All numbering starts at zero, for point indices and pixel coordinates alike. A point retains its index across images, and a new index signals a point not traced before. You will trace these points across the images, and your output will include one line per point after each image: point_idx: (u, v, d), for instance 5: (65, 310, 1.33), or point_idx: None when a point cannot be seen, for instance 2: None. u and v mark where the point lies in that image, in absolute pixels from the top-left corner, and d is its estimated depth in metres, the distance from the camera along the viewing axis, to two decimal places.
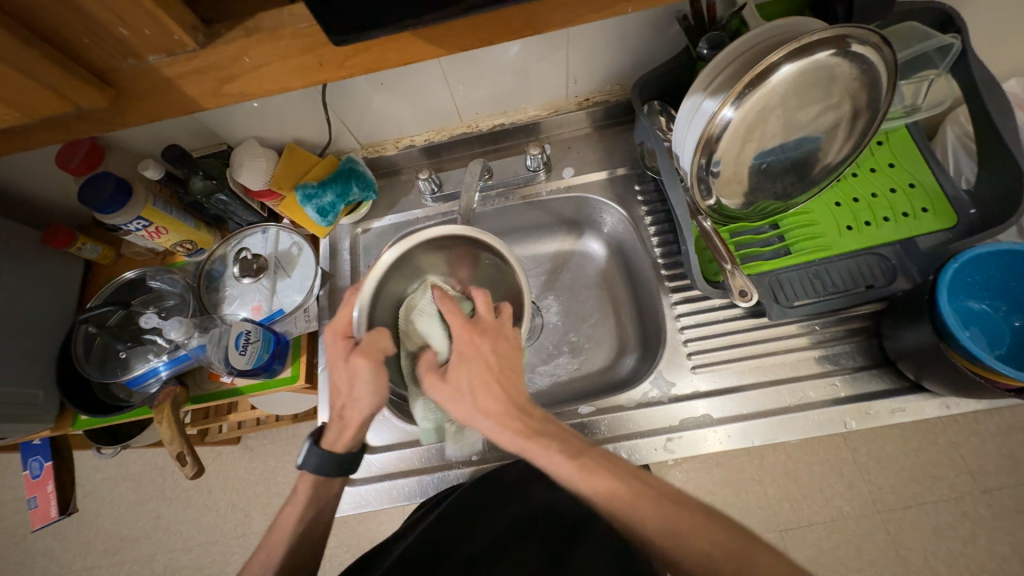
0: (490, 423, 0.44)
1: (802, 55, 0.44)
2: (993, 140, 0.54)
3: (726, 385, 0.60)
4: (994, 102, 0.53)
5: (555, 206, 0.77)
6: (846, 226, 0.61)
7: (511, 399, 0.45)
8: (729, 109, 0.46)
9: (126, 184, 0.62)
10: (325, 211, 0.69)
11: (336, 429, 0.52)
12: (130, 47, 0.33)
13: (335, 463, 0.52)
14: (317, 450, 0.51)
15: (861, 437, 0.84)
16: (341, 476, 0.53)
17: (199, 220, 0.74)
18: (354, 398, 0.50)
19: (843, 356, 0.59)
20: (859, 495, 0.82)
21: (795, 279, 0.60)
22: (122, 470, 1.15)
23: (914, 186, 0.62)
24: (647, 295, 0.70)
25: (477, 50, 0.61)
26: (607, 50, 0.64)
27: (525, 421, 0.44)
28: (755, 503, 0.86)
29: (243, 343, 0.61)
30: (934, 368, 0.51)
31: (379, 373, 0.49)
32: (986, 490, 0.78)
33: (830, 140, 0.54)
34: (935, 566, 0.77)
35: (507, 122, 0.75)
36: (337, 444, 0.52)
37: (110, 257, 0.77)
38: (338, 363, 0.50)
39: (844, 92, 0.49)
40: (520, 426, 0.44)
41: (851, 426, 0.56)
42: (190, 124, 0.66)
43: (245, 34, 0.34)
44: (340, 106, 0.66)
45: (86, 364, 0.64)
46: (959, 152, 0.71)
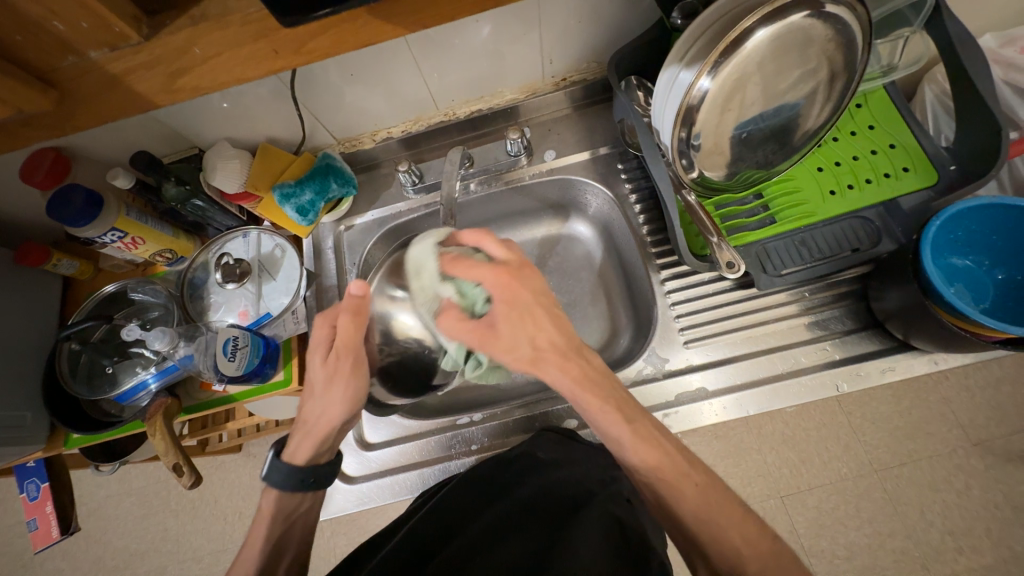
0: (557, 372, 0.44)
1: (776, 18, 0.43)
2: (970, 94, 0.54)
3: (720, 358, 0.60)
4: (969, 57, 0.53)
5: (539, 190, 0.76)
6: (830, 191, 0.61)
7: (568, 339, 0.46)
8: (706, 79, 0.46)
9: (95, 195, 0.60)
10: (304, 210, 0.68)
11: (301, 443, 0.54)
12: (71, 43, 0.32)
13: (297, 475, 0.52)
14: (302, 467, 0.53)
15: (855, 400, 0.85)
16: (305, 491, 0.53)
17: (177, 227, 0.72)
18: (353, 416, 0.55)
19: (833, 321, 0.60)
20: (856, 456, 0.83)
21: (782, 248, 0.60)
22: (124, 485, 1.15)
23: (895, 147, 0.61)
24: (637, 273, 0.70)
25: (447, 34, 0.59)
26: (581, 26, 0.62)
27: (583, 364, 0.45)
28: (756, 471, 0.87)
29: (231, 349, 0.59)
30: (920, 326, 0.52)
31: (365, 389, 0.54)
32: (978, 442, 0.81)
33: (809, 105, 0.53)
34: (932, 519, 0.79)
35: (484, 107, 0.74)
36: (297, 455, 0.54)
37: (89, 272, 0.75)
38: (340, 387, 0.52)
39: (821, 55, 0.48)
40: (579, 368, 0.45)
41: (843, 389, 0.57)
42: (157, 129, 0.64)
43: (191, 24, 0.33)
44: (312, 101, 0.65)
45: (73, 383, 0.63)
46: (936, 113, 0.71)
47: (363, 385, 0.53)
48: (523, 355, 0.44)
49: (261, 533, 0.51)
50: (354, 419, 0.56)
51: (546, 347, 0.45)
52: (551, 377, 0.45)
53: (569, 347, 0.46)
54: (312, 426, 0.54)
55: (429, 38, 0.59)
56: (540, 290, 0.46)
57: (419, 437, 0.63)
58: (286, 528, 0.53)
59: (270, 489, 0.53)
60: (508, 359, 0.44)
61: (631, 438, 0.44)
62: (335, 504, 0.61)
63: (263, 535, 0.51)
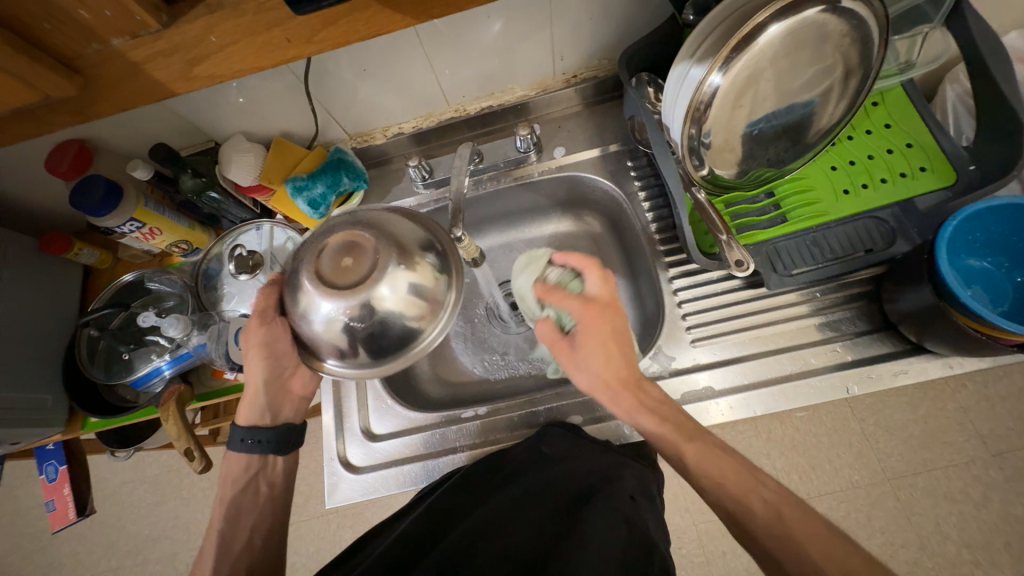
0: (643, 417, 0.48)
1: (790, 13, 0.43)
2: (992, 91, 0.52)
3: (727, 357, 0.60)
4: (992, 53, 0.51)
5: (548, 187, 0.76)
6: (843, 190, 0.60)
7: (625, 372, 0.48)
8: (717, 75, 0.46)
9: (116, 186, 0.62)
10: (316, 203, 0.69)
11: (242, 406, 0.59)
12: (94, 31, 0.33)
13: (241, 435, 0.56)
14: (243, 426, 0.57)
15: (868, 406, 0.84)
16: (251, 452, 0.56)
17: (192, 219, 0.74)
18: (280, 369, 0.59)
19: (844, 322, 0.59)
20: (868, 464, 0.82)
21: (793, 248, 0.59)
22: (139, 472, 1.18)
23: (912, 146, 0.60)
24: (645, 271, 0.69)
25: (458, 29, 0.59)
26: (592, 21, 0.62)
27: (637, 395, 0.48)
28: (765, 476, 0.86)
29: (242, 339, 0.62)
30: (936, 328, 0.51)
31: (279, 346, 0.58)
32: (998, 453, 0.78)
33: (824, 103, 0.52)
34: (947, 531, 0.77)
35: (495, 104, 0.74)
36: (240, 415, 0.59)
37: (108, 261, 0.77)
38: (254, 341, 0.57)
39: (836, 51, 0.47)
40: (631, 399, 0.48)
41: (853, 391, 0.56)
42: (176, 121, 0.66)
43: (209, 12, 0.34)
44: (325, 97, 0.66)
45: (91, 367, 0.65)
46: (958, 113, 0.69)
47: (277, 336, 0.57)
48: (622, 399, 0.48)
49: (220, 495, 0.56)
50: (286, 374, 0.60)
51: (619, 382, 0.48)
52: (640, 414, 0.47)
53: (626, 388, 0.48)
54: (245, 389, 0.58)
55: (440, 34, 0.59)
56: (614, 333, 0.48)
57: (425, 429, 0.64)
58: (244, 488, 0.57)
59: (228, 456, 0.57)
60: (586, 375, 0.49)
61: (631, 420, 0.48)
62: (339, 493, 0.61)
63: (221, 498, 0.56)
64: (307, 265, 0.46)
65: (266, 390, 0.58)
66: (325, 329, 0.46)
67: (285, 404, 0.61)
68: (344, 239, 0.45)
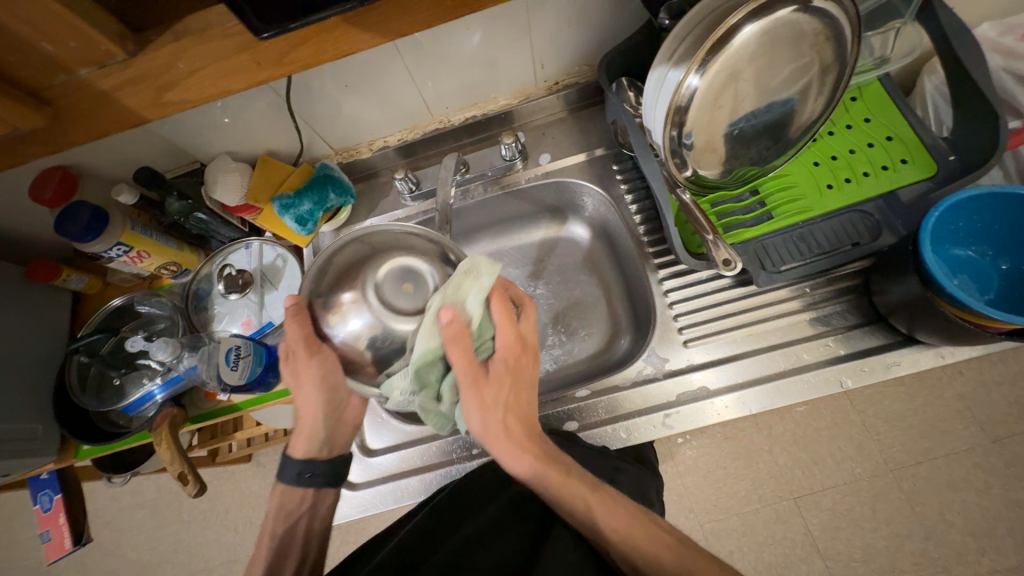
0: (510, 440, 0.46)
1: (761, 14, 0.43)
2: (967, 82, 0.53)
3: (721, 356, 0.60)
4: (963, 45, 0.52)
5: (536, 193, 0.76)
6: (827, 185, 0.61)
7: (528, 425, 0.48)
8: (694, 77, 0.46)
9: (101, 210, 0.62)
10: (303, 219, 0.69)
11: (297, 437, 0.56)
12: (62, 63, 0.33)
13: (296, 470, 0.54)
14: (299, 459, 0.55)
15: (866, 398, 0.84)
16: (305, 485, 0.55)
17: (181, 240, 0.74)
18: (334, 397, 0.54)
19: (835, 316, 0.59)
20: (869, 456, 0.82)
21: (780, 244, 0.60)
22: (137, 497, 1.16)
23: (892, 139, 0.61)
24: (635, 273, 0.70)
25: (437, 41, 0.60)
26: (571, 29, 0.63)
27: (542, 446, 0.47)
28: (768, 473, 0.86)
29: (233, 358, 0.60)
30: (925, 319, 0.51)
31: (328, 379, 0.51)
32: (996, 439, 0.78)
33: (802, 100, 0.53)
34: (952, 520, 0.77)
35: (479, 113, 0.74)
36: (295, 449, 0.56)
37: (98, 286, 0.77)
38: (305, 372, 0.50)
39: (811, 48, 0.48)
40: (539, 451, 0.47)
41: (847, 385, 0.56)
42: (160, 144, 0.66)
43: (174, 39, 0.34)
44: (309, 113, 0.66)
45: (82, 395, 0.65)
46: (936, 104, 0.70)
47: (328, 370, 0.48)
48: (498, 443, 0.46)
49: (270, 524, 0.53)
50: (343, 403, 0.57)
51: (512, 422, 0.47)
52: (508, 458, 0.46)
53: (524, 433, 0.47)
54: (300, 420, 0.55)
55: (420, 48, 0.60)
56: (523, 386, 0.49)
57: (422, 442, 0.63)
58: (291, 524, 0.54)
59: (277, 489, 0.55)
60: (478, 413, 0.45)
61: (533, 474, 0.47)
62: (337, 511, 0.61)
63: (269, 534, 0.53)
64: (345, 275, 0.45)
65: (323, 423, 0.55)
66: (353, 342, 0.43)
67: (342, 432, 0.58)
68: (400, 266, 0.45)
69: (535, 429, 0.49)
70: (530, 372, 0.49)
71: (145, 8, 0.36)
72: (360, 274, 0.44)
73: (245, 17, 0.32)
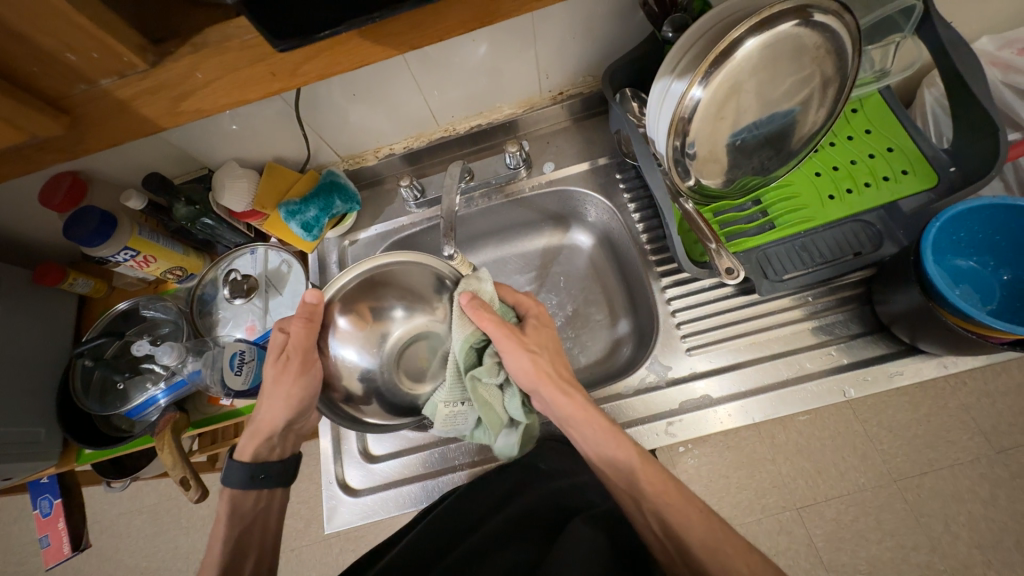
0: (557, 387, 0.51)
1: (764, 28, 0.44)
2: (967, 95, 0.54)
3: (723, 364, 0.60)
4: (962, 59, 0.53)
5: (539, 201, 0.77)
6: (828, 195, 0.61)
7: (568, 373, 0.54)
8: (697, 89, 0.47)
9: (110, 216, 0.63)
10: (309, 225, 0.69)
11: (248, 440, 0.57)
12: (82, 72, 0.34)
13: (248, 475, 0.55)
14: (248, 463, 0.55)
15: (870, 408, 0.84)
16: (257, 489, 0.56)
17: (187, 245, 0.74)
18: (298, 417, 0.57)
19: (838, 325, 0.59)
20: (874, 467, 0.81)
21: (782, 253, 0.60)
22: (136, 503, 1.15)
23: (893, 150, 0.61)
24: (638, 282, 0.70)
25: (445, 52, 0.61)
26: (576, 41, 0.64)
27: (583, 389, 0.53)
28: (771, 483, 0.85)
29: (237, 363, 0.61)
30: (929, 330, 0.51)
31: (308, 394, 0.55)
32: (1001, 450, 0.78)
33: (804, 111, 0.54)
34: (957, 531, 0.76)
35: (484, 122, 0.75)
36: (246, 451, 0.57)
37: (103, 290, 0.77)
38: (287, 386, 0.54)
39: (813, 61, 0.49)
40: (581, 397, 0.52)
41: (850, 394, 0.56)
42: (170, 151, 0.67)
43: (194, 51, 0.35)
44: (316, 121, 0.67)
45: (85, 399, 0.64)
46: (936, 116, 0.71)
47: (311, 390, 0.54)
48: (552, 392, 0.51)
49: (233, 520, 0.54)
50: (300, 421, 0.59)
51: (559, 372, 0.53)
52: (560, 402, 0.51)
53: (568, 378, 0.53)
54: (257, 425, 0.56)
55: (428, 58, 0.61)
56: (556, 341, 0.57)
57: (423, 448, 0.63)
58: (243, 529, 0.54)
59: (225, 492, 0.55)
60: (526, 362, 0.52)
61: (607, 434, 0.48)
62: (338, 518, 0.61)
63: (221, 536, 0.53)
64: (353, 299, 0.54)
65: (281, 434, 0.58)
66: (344, 366, 0.53)
67: (290, 441, 0.61)
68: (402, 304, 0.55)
69: (575, 380, 0.54)
70: (556, 331, 0.58)
71: (162, 19, 0.37)
72: (363, 308, 0.54)
73: (263, 32, 0.32)
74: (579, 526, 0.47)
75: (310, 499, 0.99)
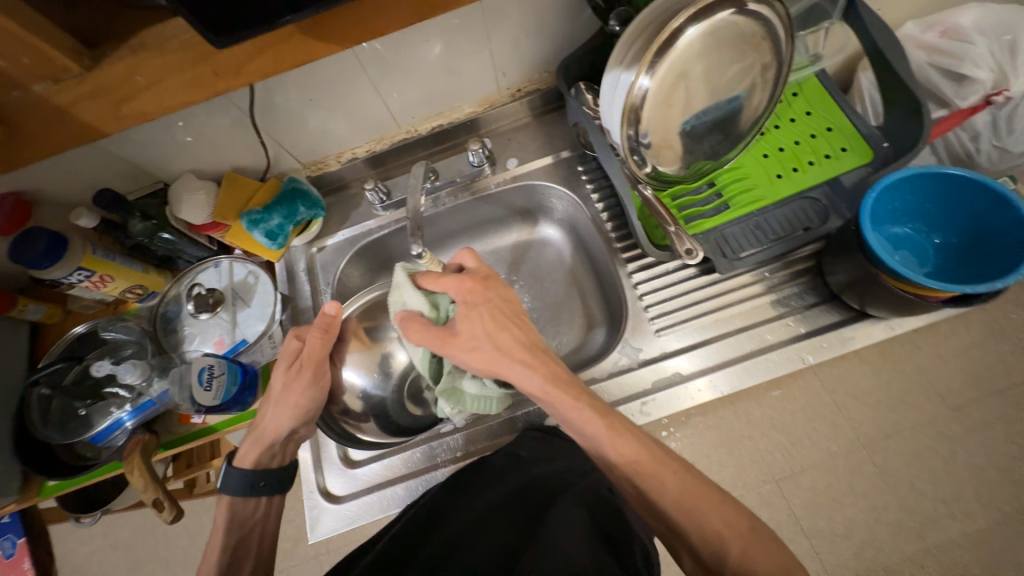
0: (520, 366, 0.49)
1: (702, 18, 0.46)
2: (891, 74, 0.58)
3: (691, 342, 0.62)
4: (885, 41, 0.57)
5: (506, 197, 0.78)
6: (776, 175, 0.65)
7: (526, 339, 0.52)
8: (645, 78, 0.49)
9: (60, 235, 0.60)
10: (274, 234, 0.69)
11: (249, 448, 0.57)
12: (14, 79, 0.33)
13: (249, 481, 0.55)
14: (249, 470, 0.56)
15: (835, 377, 0.88)
16: (257, 495, 0.56)
17: (146, 263, 0.72)
18: (303, 427, 0.59)
19: (794, 297, 0.62)
20: (843, 433, 0.85)
21: (739, 233, 0.63)
22: (109, 539, 1.10)
23: (832, 130, 0.65)
24: (606, 270, 0.72)
25: (400, 53, 0.61)
26: (528, 38, 0.65)
27: (543, 358, 0.51)
28: (750, 458, 0.88)
29: (207, 378, 0.59)
30: (874, 295, 0.55)
31: (312, 400, 0.58)
32: (956, 408, 0.84)
33: (748, 97, 0.56)
34: (922, 488, 0.81)
35: (446, 122, 0.76)
36: (246, 459, 0.57)
37: (58, 315, 0.74)
38: (295, 397, 0.57)
39: (751, 48, 0.51)
40: (546, 369, 0.50)
41: (809, 361, 0.59)
42: (121, 166, 0.65)
43: (131, 52, 0.34)
44: (274, 128, 0.66)
45: (44, 429, 0.61)
46: (872, 100, 0.76)
47: (319, 400, 0.59)
48: (532, 381, 0.49)
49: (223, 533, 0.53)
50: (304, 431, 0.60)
51: (514, 350, 0.51)
52: (523, 382, 0.50)
53: (524, 352, 0.51)
54: (261, 431, 0.57)
55: (383, 59, 0.61)
56: (502, 310, 0.53)
57: (405, 449, 0.63)
58: (242, 535, 0.54)
59: (224, 499, 0.55)
60: (471, 358, 0.51)
61: (607, 434, 0.47)
62: (321, 526, 0.60)
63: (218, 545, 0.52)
64: None
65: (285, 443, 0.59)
66: (347, 385, 0.68)
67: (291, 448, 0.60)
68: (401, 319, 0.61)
69: (533, 348, 0.51)
70: (493, 295, 0.54)
71: (97, 24, 0.36)
72: None
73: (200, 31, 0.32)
74: (565, 506, 0.47)
75: (296, 517, 0.97)
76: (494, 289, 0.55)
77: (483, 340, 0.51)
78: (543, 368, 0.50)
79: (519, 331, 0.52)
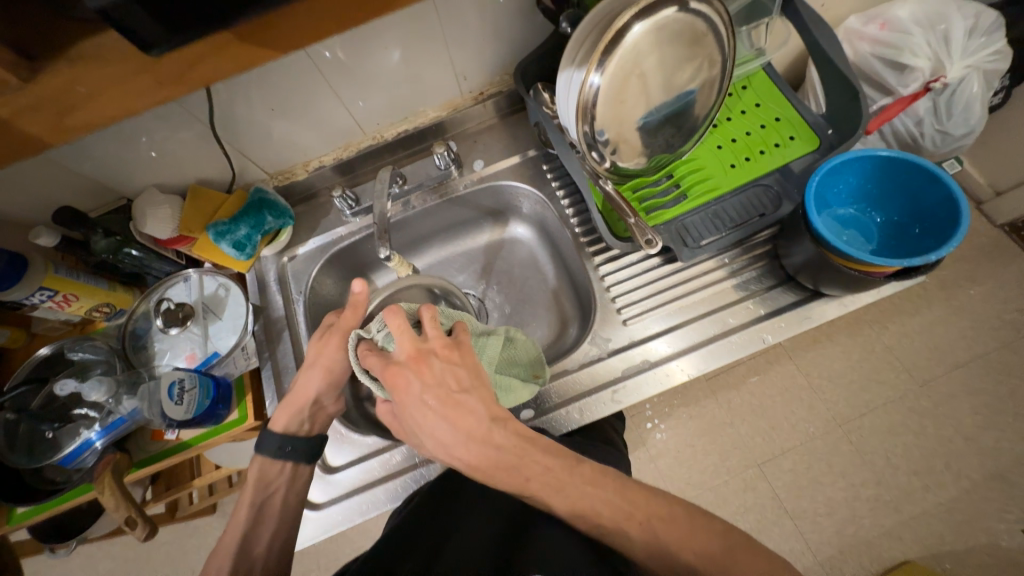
0: (470, 459, 0.45)
1: (646, 16, 0.48)
2: (829, 64, 0.61)
3: (660, 329, 0.64)
4: (819, 33, 0.60)
5: (474, 199, 0.79)
6: (730, 165, 0.67)
7: (473, 426, 0.45)
8: (595, 76, 0.51)
9: (18, 255, 0.59)
10: (240, 244, 0.69)
11: (282, 412, 0.59)
12: None
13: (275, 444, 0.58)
14: (279, 434, 0.58)
15: (808, 360, 0.91)
16: (286, 458, 0.58)
17: (113, 280, 0.71)
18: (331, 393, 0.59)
19: (752, 281, 0.65)
20: (819, 414, 0.88)
21: (698, 222, 0.65)
22: (89, 571, 1.06)
23: (780, 120, 0.68)
24: (574, 264, 0.74)
25: (359, 61, 0.62)
26: (486, 42, 0.67)
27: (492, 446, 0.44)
28: (733, 444, 0.90)
29: (177, 393, 0.59)
30: (826, 274, 0.57)
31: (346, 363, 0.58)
32: (923, 383, 0.87)
33: (699, 92, 0.59)
34: (896, 462, 0.84)
35: (411, 127, 0.77)
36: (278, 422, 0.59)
37: (22, 339, 0.72)
38: (326, 360, 0.58)
39: (698, 45, 0.54)
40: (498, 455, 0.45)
41: (769, 340, 0.61)
42: (80, 182, 0.64)
43: (62, 57, 0.33)
44: (237, 139, 0.67)
45: (9, 454, 0.59)
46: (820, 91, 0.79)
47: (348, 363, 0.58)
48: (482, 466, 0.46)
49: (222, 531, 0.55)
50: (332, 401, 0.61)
51: (461, 440, 0.45)
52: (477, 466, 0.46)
53: (470, 441, 0.44)
54: (292, 396, 0.58)
55: (342, 68, 0.62)
56: (442, 392, 0.45)
57: (384, 452, 0.63)
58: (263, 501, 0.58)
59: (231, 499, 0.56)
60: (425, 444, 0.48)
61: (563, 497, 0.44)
62: (302, 533, 0.60)
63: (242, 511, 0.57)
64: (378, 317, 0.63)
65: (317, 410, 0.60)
66: None
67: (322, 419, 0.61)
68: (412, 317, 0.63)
69: (482, 430, 0.45)
70: (432, 378, 0.45)
71: None
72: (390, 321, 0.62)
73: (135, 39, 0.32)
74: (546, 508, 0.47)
75: None
76: (430, 368, 0.46)
77: (429, 433, 0.45)
78: (488, 453, 0.45)
79: (463, 417, 0.44)
